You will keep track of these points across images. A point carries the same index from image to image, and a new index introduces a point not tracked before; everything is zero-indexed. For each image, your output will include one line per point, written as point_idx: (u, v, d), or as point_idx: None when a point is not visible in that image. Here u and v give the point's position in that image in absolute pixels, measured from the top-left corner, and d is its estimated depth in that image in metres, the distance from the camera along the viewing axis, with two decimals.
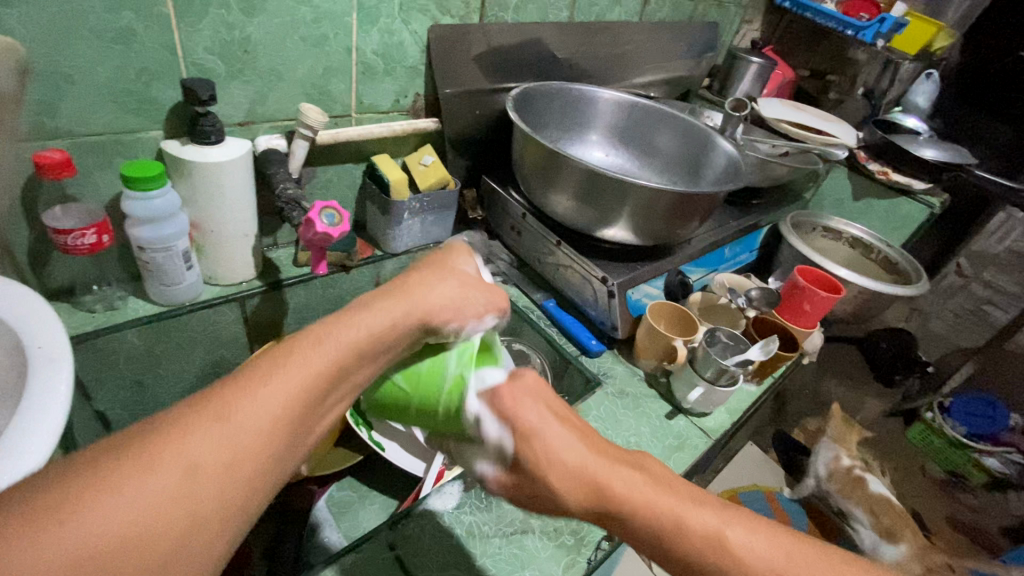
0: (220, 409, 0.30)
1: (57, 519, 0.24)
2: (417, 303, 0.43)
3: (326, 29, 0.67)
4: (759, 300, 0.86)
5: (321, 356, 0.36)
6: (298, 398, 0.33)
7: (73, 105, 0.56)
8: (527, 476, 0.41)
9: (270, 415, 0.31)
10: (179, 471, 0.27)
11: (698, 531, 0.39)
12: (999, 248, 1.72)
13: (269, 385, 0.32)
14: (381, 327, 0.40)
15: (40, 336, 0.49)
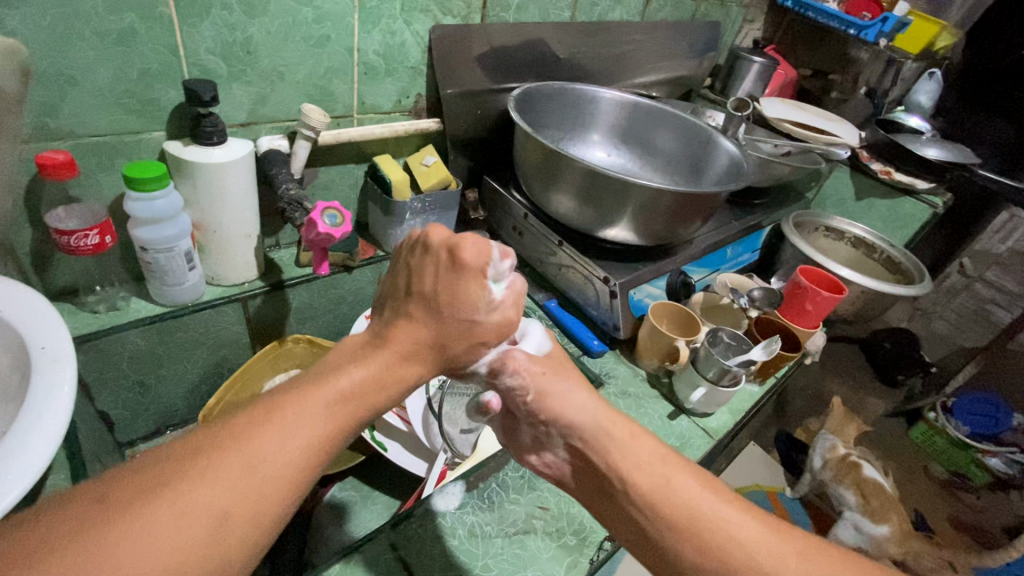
0: (249, 458, 0.32)
1: (99, 563, 0.26)
2: (430, 336, 0.43)
3: (328, 30, 0.67)
4: (761, 300, 0.86)
5: (341, 402, 0.37)
6: (320, 445, 0.35)
7: (76, 106, 0.56)
8: (551, 378, 0.49)
9: (292, 462, 0.33)
10: (212, 516, 0.30)
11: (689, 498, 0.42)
12: (1002, 247, 1.70)
13: (292, 427, 0.34)
14: (402, 358, 0.42)
15: (44, 337, 0.49)
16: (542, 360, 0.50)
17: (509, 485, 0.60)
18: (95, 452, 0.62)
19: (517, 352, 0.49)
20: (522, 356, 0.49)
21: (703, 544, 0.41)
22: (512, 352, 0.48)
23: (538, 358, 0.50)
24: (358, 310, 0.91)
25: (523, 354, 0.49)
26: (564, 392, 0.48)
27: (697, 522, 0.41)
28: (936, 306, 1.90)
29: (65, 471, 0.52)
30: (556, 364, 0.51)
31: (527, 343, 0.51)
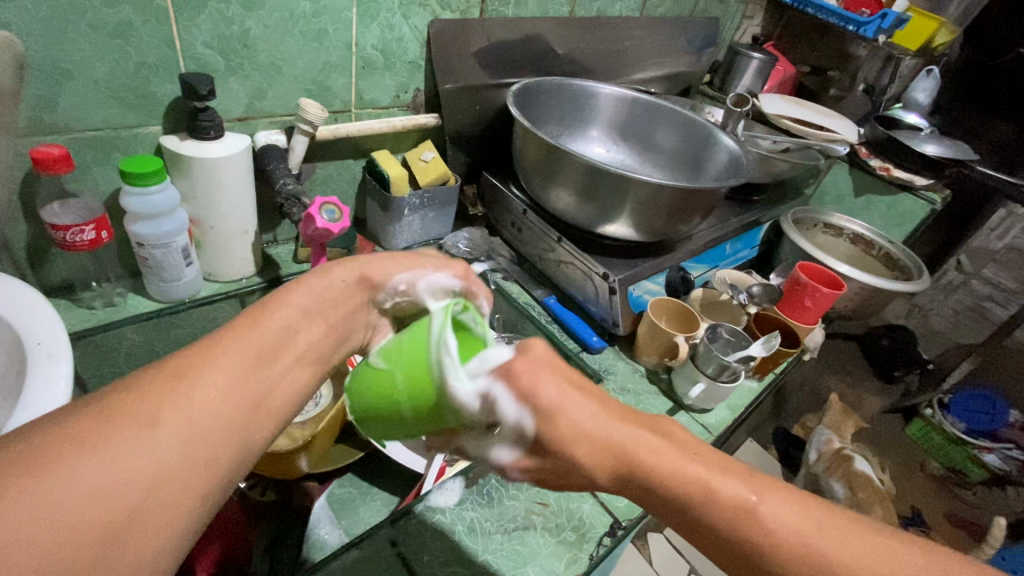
0: (180, 370, 0.32)
1: (31, 468, 0.25)
2: (354, 267, 0.48)
3: (325, 24, 0.67)
4: (760, 296, 0.86)
5: (271, 326, 0.38)
6: (255, 357, 0.35)
7: (71, 100, 0.56)
8: (557, 479, 0.42)
9: (235, 371, 0.33)
10: (171, 411, 0.29)
11: (726, 509, 0.38)
12: (998, 244, 1.70)
13: (231, 338, 0.35)
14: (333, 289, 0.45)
15: (40, 333, 0.49)
16: (534, 467, 0.42)
17: (508, 481, 0.60)
18: None
19: (510, 472, 0.43)
20: (518, 475, 0.43)
21: (748, 552, 0.38)
22: (507, 470, 0.43)
23: (529, 466, 0.42)
24: None
25: (517, 469, 0.43)
26: (565, 472, 0.42)
27: (735, 536, 0.38)
28: (933, 303, 1.91)
29: None
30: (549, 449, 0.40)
31: (506, 449, 0.41)
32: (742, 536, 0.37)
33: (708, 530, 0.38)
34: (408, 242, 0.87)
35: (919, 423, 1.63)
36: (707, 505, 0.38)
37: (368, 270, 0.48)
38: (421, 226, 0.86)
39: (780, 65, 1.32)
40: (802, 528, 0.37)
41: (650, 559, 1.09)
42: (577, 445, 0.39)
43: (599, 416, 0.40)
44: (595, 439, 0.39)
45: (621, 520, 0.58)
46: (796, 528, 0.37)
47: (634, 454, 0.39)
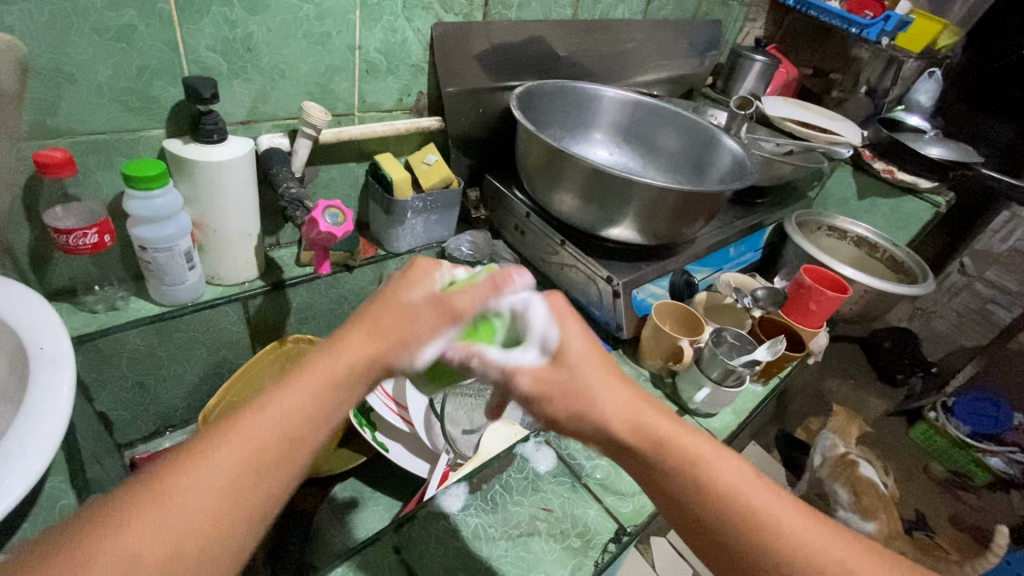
0: (162, 491, 0.29)
1: None
2: (365, 345, 0.37)
3: (328, 27, 0.67)
4: (765, 300, 0.85)
5: (272, 419, 0.33)
6: (247, 468, 0.31)
7: (74, 103, 0.55)
8: (568, 400, 0.42)
9: (223, 489, 0.31)
10: (145, 553, 0.28)
11: (725, 487, 0.39)
12: (1002, 247, 1.67)
13: (212, 458, 0.31)
14: (342, 374, 0.36)
15: (42, 337, 0.49)
16: (549, 377, 0.41)
17: (512, 486, 0.59)
18: (95, 453, 0.62)
19: (518, 381, 0.41)
20: (527, 384, 0.41)
21: (741, 536, 0.38)
22: (513, 378, 0.41)
23: (543, 376, 0.41)
24: None
25: (529, 377, 0.41)
26: (579, 395, 0.42)
27: (730, 515, 0.38)
28: (936, 305, 1.90)
29: (64, 473, 0.51)
30: (568, 375, 0.42)
31: (529, 351, 0.41)
32: (744, 515, 0.38)
33: (702, 510, 0.39)
34: (411, 245, 0.87)
35: (923, 425, 1.63)
36: (707, 481, 0.39)
37: (384, 345, 0.37)
38: (423, 230, 0.86)
39: (783, 67, 1.31)
40: (803, 523, 0.38)
41: (652, 562, 1.09)
42: (600, 397, 0.42)
43: (616, 382, 0.43)
44: (608, 402, 0.42)
45: (626, 526, 0.58)
46: (787, 521, 0.38)
47: (654, 427, 0.42)
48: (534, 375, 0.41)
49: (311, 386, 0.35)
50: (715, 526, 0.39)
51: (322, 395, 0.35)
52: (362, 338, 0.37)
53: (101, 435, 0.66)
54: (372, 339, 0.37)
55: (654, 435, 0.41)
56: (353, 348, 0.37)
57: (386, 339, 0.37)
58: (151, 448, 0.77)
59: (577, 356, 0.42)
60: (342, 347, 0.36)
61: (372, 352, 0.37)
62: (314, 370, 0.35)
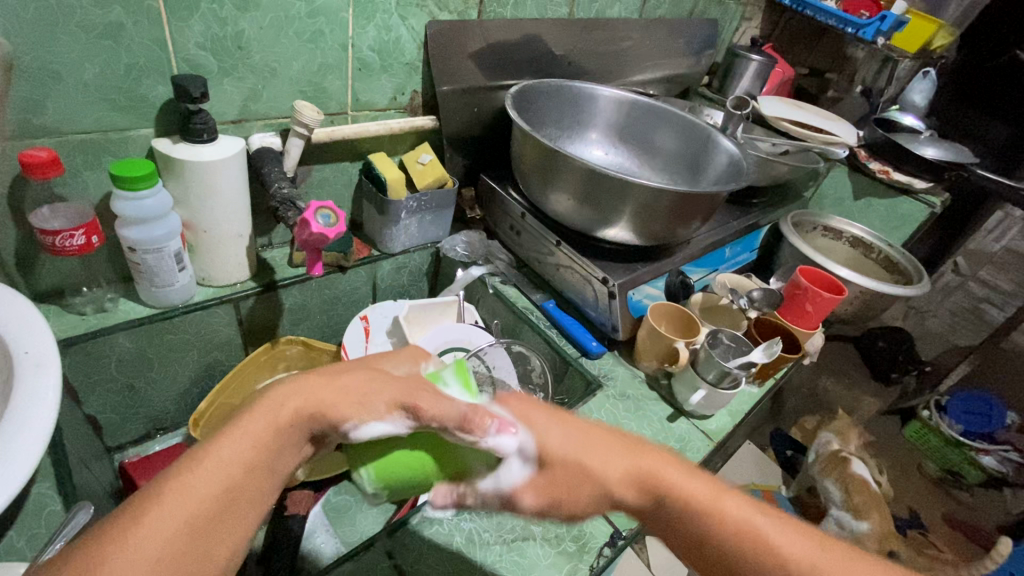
0: (91, 562, 0.27)
1: None
2: (306, 395, 0.37)
3: (321, 25, 0.66)
4: (760, 301, 0.86)
5: (212, 471, 0.31)
6: (188, 522, 0.29)
7: (60, 102, 0.54)
8: (567, 493, 0.40)
9: (162, 547, 0.28)
10: None
11: (729, 530, 0.36)
12: (996, 246, 1.74)
13: (145, 527, 0.28)
14: (284, 420, 0.35)
15: (28, 342, 0.48)
16: (545, 484, 0.40)
17: None
18: (83, 458, 0.61)
19: (520, 499, 0.41)
20: (530, 501, 0.41)
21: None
22: (515, 498, 0.41)
23: (538, 485, 0.40)
24: (353, 311, 0.90)
25: (531, 495, 0.40)
26: (580, 485, 0.39)
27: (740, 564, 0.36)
28: (930, 304, 1.91)
29: (51, 479, 0.50)
30: (559, 465, 0.40)
31: (511, 469, 0.40)
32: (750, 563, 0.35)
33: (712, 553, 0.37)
34: (405, 245, 0.86)
35: (917, 424, 1.63)
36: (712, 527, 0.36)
37: (325, 393, 0.37)
38: (418, 230, 0.86)
39: (780, 66, 1.31)
40: (812, 555, 0.35)
41: (647, 561, 1.09)
42: (587, 462, 0.39)
43: (605, 446, 0.40)
44: (607, 469, 0.39)
45: (623, 530, 0.57)
46: (797, 549, 0.35)
47: (644, 472, 0.38)
48: (531, 489, 0.40)
49: (253, 434, 0.34)
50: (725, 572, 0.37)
51: (263, 443, 0.34)
52: (301, 386, 0.37)
53: (90, 438, 0.65)
54: (311, 385, 0.37)
55: (656, 488, 0.38)
56: (294, 395, 0.36)
57: (340, 396, 0.38)
58: (141, 451, 0.77)
59: (565, 456, 0.40)
60: (282, 396, 0.36)
61: (313, 397, 0.37)
62: (253, 418, 0.34)
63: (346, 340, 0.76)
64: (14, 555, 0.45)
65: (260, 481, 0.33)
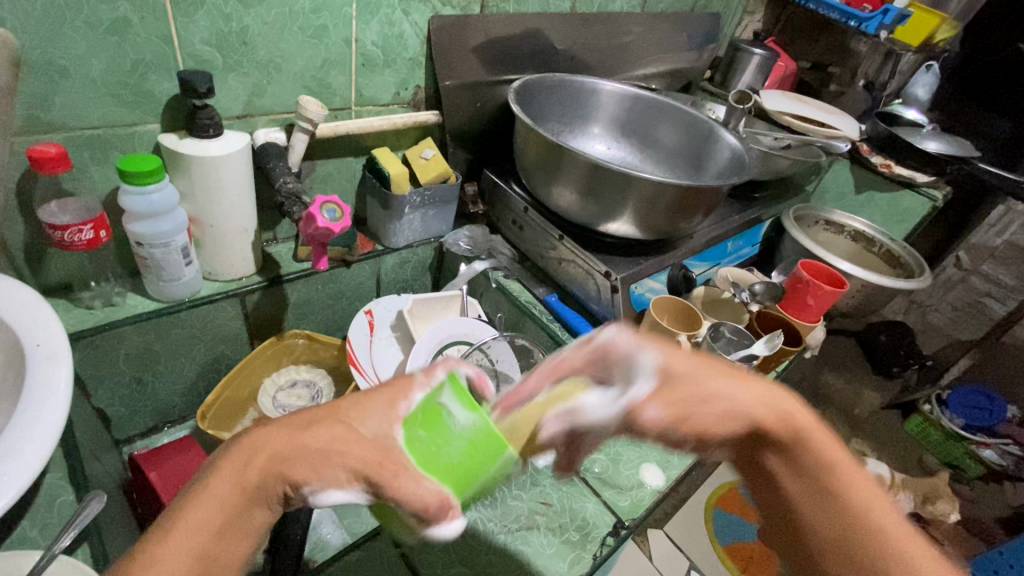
0: None
1: None
2: (269, 453, 0.36)
3: (325, 20, 0.66)
4: (763, 294, 0.87)
5: (176, 551, 0.31)
6: None
7: (68, 97, 0.55)
8: (696, 400, 0.42)
9: None
10: None
11: (856, 490, 0.39)
12: (999, 241, 1.70)
13: None
14: (248, 481, 0.35)
15: (40, 334, 0.49)
16: (671, 398, 0.42)
17: (512, 480, 0.61)
18: (94, 450, 0.61)
19: (646, 411, 0.41)
20: (657, 413, 0.41)
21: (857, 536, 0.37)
22: (644, 410, 0.41)
23: (665, 398, 0.42)
24: (358, 305, 0.91)
25: (658, 406, 0.41)
26: (705, 400, 0.42)
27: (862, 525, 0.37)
28: (933, 299, 1.91)
29: (64, 469, 0.51)
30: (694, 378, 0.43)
31: (638, 386, 0.41)
32: (870, 538, 0.37)
33: (819, 498, 0.39)
34: (408, 240, 0.87)
35: (917, 419, 1.63)
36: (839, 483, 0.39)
37: (287, 448, 0.37)
38: (421, 225, 0.86)
39: (781, 61, 1.31)
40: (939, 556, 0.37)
41: (650, 555, 1.10)
42: (730, 393, 0.42)
43: (745, 381, 0.44)
44: (741, 398, 0.42)
45: (624, 520, 0.58)
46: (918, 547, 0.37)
47: (797, 420, 0.42)
48: (658, 401, 0.42)
49: (217, 494, 0.34)
50: (850, 531, 0.37)
51: (228, 504, 0.34)
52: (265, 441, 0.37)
53: (99, 433, 0.66)
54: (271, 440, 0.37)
55: (801, 431, 0.41)
56: (258, 453, 0.36)
57: (303, 452, 0.37)
58: (149, 444, 0.77)
59: (690, 371, 0.43)
60: (244, 456, 0.36)
61: (275, 453, 0.37)
62: (216, 478, 0.35)
63: (351, 335, 0.76)
64: (27, 544, 0.45)
65: (224, 543, 0.34)
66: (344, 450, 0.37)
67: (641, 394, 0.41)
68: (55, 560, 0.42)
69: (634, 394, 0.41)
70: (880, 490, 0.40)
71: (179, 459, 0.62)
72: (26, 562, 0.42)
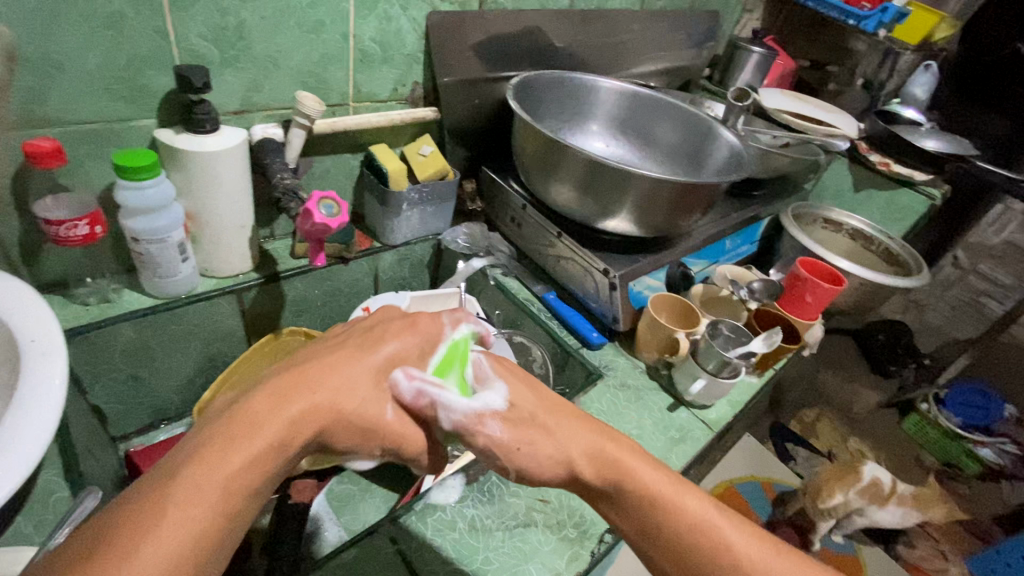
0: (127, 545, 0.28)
1: None
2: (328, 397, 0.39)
3: (322, 15, 0.66)
4: (760, 292, 0.85)
5: (234, 462, 0.33)
6: (212, 510, 0.31)
7: (63, 92, 0.54)
8: (539, 428, 0.47)
9: (187, 531, 0.30)
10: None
11: (678, 518, 0.43)
12: (996, 239, 1.75)
13: (177, 513, 0.30)
14: (297, 440, 0.37)
15: (34, 329, 0.48)
16: (513, 421, 0.46)
17: (509, 478, 0.61)
18: (89, 447, 0.61)
19: (489, 422, 0.46)
20: (496, 429, 0.45)
21: (685, 558, 0.42)
22: (484, 421, 0.45)
23: (508, 420, 0.46)
24: (355, 302, 0.91)
25: (498, 423, 0.46)
26: (541, 435, 0.46)
27: (694, 546, 0.42)
28: (930, 297, 1.91)
29: (58, 466, 0.51)
30: (526, 414, 0.47)
31: (492, 398, 0.47)
32: (703, 552, 0.42)
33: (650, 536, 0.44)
34: (407, 237, 0.87)
35: (914, 417, 1.62)
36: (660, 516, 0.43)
37: (342, 399, 0.40)
38: (419, 223, 0.86)
39: (780, 60, 1.31)
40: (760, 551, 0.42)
41: None
42: (562, 435, 0.47)
43: (572, 425, 0.48)
44: (569, 440, 0.47)
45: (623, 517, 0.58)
46: (743, 546, 0.42)
47: (616, 460, 0.46)
48: (501, 421, 0.46)
49: (270, 446, 0.35)
50: (682, 551, 0.42)
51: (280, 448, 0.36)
52: (319, 400, 0.39)
53: (95, 430, 0.66)
54: (320, 402, 0.39)
55: (621, 470, 0.45)
56: (308, 413, 0.38)
57: (353, 403, 0.41)
58: (146, 441, 0.77)
59: (530, 408, 0.48)
60: (298, 415, 0.37)
61: (332, 402, 0.40)
62: (278, 424, 0.36)
63: None
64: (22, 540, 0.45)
65: (270, 487, 0.36)
66: (377, 429, 0.42)
67: (492, 406, 0.46)
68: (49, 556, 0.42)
69: (487, 402, 0.46)
70: (696, 494, 0.45)
71: None
72: (21, 558, 0.42)
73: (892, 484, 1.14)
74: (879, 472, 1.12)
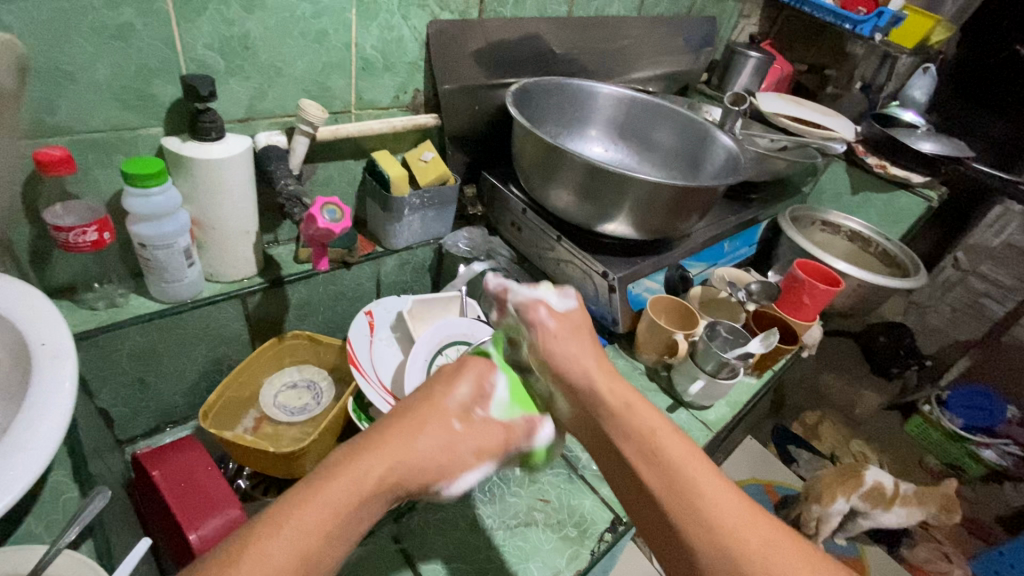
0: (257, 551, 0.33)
1: None
2: (423, 435, 0.43)
3: (325, 25, 0.67)
4: (759, 294, 0.87)
5: (349, 486, 0.38)
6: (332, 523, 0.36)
7: (73, 101, 0.56)
8: (565, 358, 0.53)
9: (304, 538, 0.35)
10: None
11: (667, 460, 0.45)
12: (996, 241, 1.70)
13: (298, 525, 0.35)
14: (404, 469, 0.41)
15: (45, 333, 0.49)
16: (560, 320, 0.56)
17: (510, 478, 0.61)
18: (97, 449, 0.62)
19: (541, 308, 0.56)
20: (545, 315, 0.56)
21: (670, 507, 0.43)
22: (536, 308, 0.56)
23: (558, 317, 0.56)
24: (358, 306, 0.92)
25: (547, 312, 0.56)
26: (573, 360, 0.53)
27: (676, 485, 0.44)
28: (931, 300, 1.91)
29: (68, 467, 0.51)
30: (574, 326, 0.56)
31: (557, 300, 0.58)
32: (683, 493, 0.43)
33: (638, 478, 0.46)
34: (408, 241, 0.88)
35: (918, 419, 1.61)
36: (653, 466, 0.45)
37: (430, 437, 0.43)
38: (421, 227, 0.87)
39: (777, 64, 1.32)
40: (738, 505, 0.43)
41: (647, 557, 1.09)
42: (579, 359, 0.53)
43: (600, 359, 0.54)
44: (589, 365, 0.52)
45: (623, 516, 0.59)
46: (728, 512, 0.42)
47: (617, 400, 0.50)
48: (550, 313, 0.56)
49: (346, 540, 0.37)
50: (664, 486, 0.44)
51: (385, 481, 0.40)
52: (415, 441, 0.43)
53: (102, 433, 0.67)
54: (417, 440, 0.43)
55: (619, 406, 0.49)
56: (408, 453, 0.42)
57: (442, 446, 0.44)
58: (152, 443, 0.78)
59: (578, 322, 0.57)
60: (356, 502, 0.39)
61: (425, 444, 0.43)
62: (380, 459, 0.40)
63: (350, 335, 0.75)
64: (32, 540, 0.46)
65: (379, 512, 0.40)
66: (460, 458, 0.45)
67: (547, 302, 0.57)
68: (61, 554, 0.43)
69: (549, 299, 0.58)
70: (686, 445, 0.47)
71: (180, 458, 0.62)
72: (32, 555, 0.43)
73: (896, 485, 1.14)
74: (884, 475, 1.12)
